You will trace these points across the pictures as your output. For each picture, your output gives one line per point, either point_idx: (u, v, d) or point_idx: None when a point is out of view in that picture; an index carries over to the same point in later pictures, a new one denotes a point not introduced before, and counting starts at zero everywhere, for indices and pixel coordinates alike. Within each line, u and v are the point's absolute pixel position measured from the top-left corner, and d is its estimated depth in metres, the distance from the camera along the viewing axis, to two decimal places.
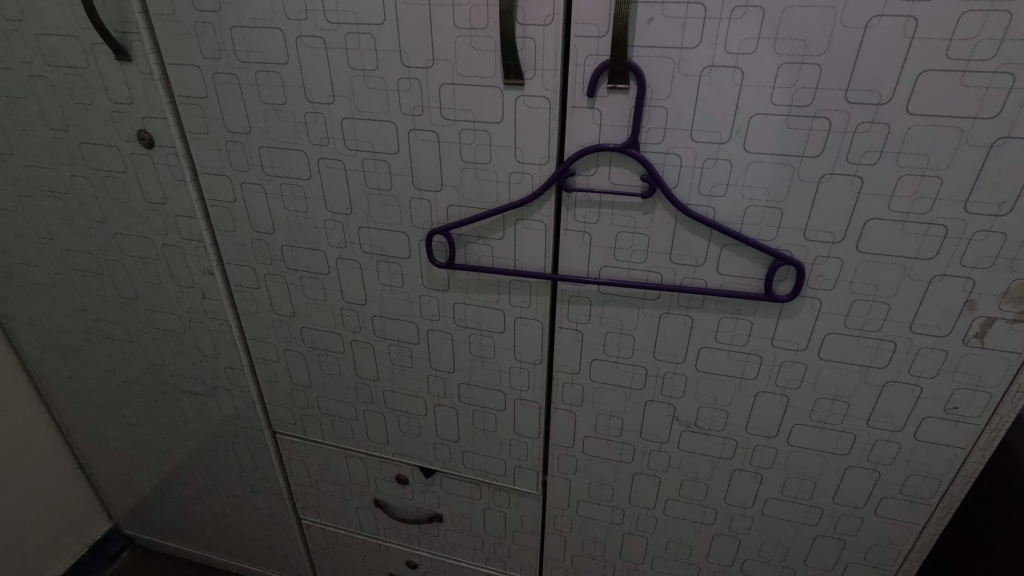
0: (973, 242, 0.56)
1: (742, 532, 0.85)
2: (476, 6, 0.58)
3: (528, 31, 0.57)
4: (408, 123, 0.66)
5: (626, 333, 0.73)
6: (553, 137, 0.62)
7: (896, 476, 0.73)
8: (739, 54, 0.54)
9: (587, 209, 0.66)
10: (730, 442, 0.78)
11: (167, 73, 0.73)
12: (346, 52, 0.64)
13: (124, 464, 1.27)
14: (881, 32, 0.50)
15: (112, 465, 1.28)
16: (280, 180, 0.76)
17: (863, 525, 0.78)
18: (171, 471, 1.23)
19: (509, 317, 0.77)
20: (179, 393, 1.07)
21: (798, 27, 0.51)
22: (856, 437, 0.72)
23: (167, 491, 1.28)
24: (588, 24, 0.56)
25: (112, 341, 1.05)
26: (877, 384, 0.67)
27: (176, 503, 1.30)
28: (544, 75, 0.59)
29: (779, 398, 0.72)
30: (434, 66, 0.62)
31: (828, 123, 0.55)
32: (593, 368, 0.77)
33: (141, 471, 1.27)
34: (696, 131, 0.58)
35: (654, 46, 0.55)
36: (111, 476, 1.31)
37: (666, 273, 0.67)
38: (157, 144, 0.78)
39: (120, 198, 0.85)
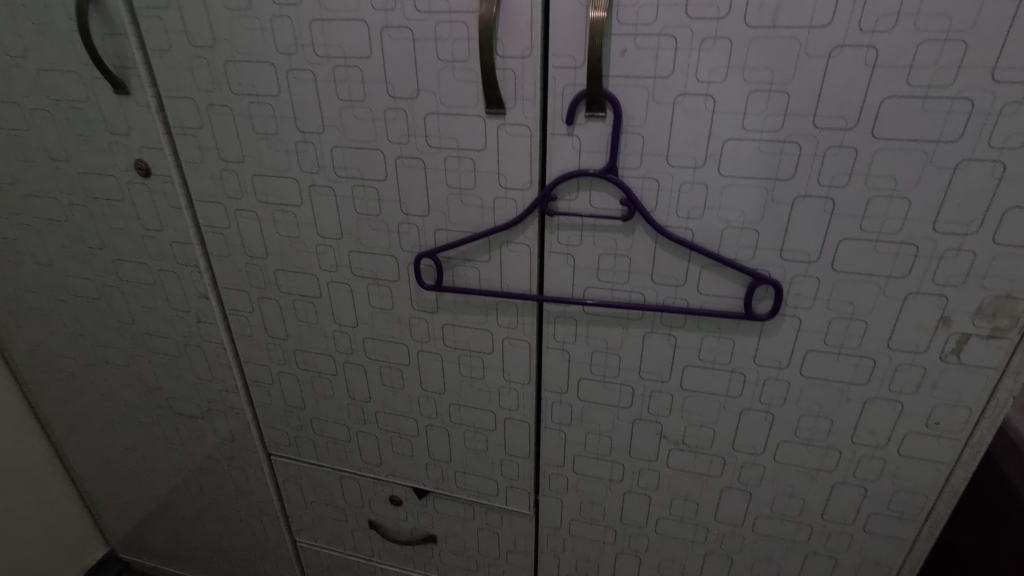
0: (944, 260, 0.58)
1: (734, 551, 0.85)
2: (457, 40, 0.60)
3: (508, 63, 0.60)
4: (396, 151, 0.68)
5: (612, 352, 0.74)
6: (534, 163, 0.64)
7: (883, 492, 0.73)
8: (710, 82, 0.56)
9: (569, 231, 0.67)
10: (718, 460, 0.78)
11: (164, 105, 0.75)
12: (335, 84, 0.67)
13: (120, 488, 1.27)
14: (844, 61, 0.52)
15: (108, 489, 1.29)
16: (273, 207, 0.78)
17: (853, 542, 0.78)
18: (167, 495, 1.24)
19: (497, 337, 0.78)
20: (175, 416, 1.08)
21: (765, 56, 0.54)
22: (842, 453, 0.72)
23: (163, 515, 1.29)
24: (565, 56, 0.58)
25: (109, 365, 1.06)
26: (859, 401, 0.68)
27: (172, 526, 1.30)
28: (524, 104, 0.61)
29: (764, 415, 0.72)
30: (419, 96, 0.64)
31: (798, 147, 0.56)
32: (580, 387, 0.78)
33: (138, 494, 1.27)
34: (671, 156, 0.60)
35: (628, 75, 0.57)
36: (108, 500, 1.31)
37: (648, 294, 0.69)
38: (154, 173, 0.80)
39: (117, 226, 0.87)
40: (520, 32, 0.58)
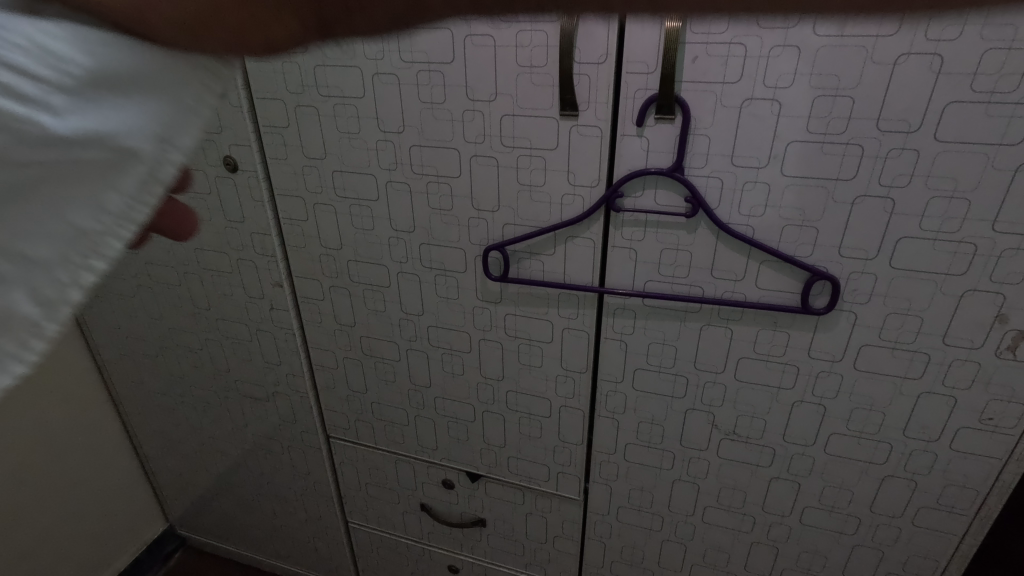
0: (1002, 259, 0.60)
1: (780, 541, 0.88)
2: (536, 47, 0.65)
3: (583, 68, 0.64)
4: (471, 149, 0.73)
5: (668, 344, 0.78)
6: (603, 161, 0.68)
7: (933, 486, 0.75)
8: (777, 87, 0.59)
9: (633, 227, 0.71)
10: (769, 450, 0.81)
11: (255, 106, 0.81)
12: (417, 87, 0.72)
13: (184, 466, 1.35)
14: (909, 67, 0.55)
15: (173, 468, 1.37)
16: (350, 201, 0.84)
17: (901, 535, 0.80)
18: (228, 474, 1.31)
19: (557, 327, 0.82)
20: (241, 398, 1.15)
21: (831, 63, 0.57)
22: (892, 446, 0.74)
23: (223, 493, 1.36)
24: (638, 62, 0.62)
25: (183, 348, 1.13)
26: (912, 394, 0.70)
27: (230, 504, 1.37)
28: (597, 107, 0.66)
29: (816, 407, 0.75)
30: (496, 99, 0.69)
31: (860, 149, 0.60)
32: (635, 377, 0.82)
33: (200, 473, 1.34)
34: (736, 156, 0.64)
35: (698, 81, 0.61)
36: (172, 478, 1.39)
37: (707, 287, 0.72)
38: (241, 169, 0.87)
39: (203, 217, 0.94)
40: (596, 40, 0.62)
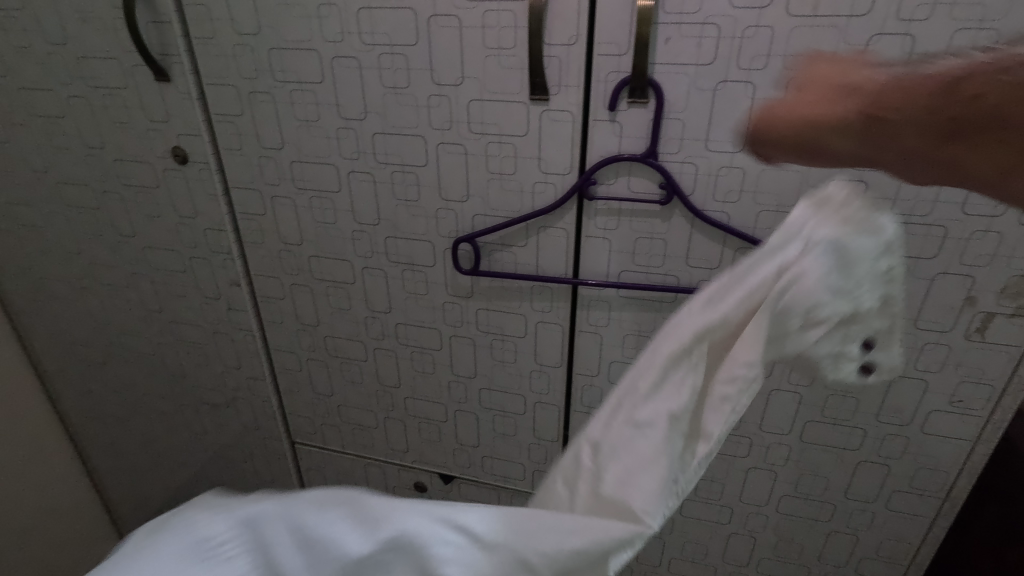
0: (971, 241, 0.60)
1: (757, 531, 0.87)
2: (504, 28, 0.62)
3: (553, 50, 0.62)
4: (437, 137, 0.70)
5: (644, 335, 0.76)
6: (576, 148, 0.66)
7: (906, 470, 0.76)
8: (751, 69, 0.58)
9: (607, 216, 0.69)
10: (745, 441, 0.80)
11: (205, 92, 0.76)
12: (379, 71, 0.68)
13: (136, 482, 1.26)
14: (882, 48, 0.55)
15: (125, 483, 1.28)
16: (310, 194, 0.79)
17: (875, 520, 0.81)
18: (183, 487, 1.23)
19: (530, 321, 0.80)
20: (199, 404, 1.08)
21: (804, 44, 0.56)
22: (866, 432, 0.75)
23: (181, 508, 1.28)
24: (609, 44, 0.60)
25: (134, 354, 1.06)
26: (885, 380, 0.70)
27: None
28: (568, 91, 0.63)
29: (792, 395, 0.75)
30: (463, 83, 0.66)
31: None
32: (611, 370, 0.80)
33: (155, 486, 1.26)
34: (710, 140, 0.62)
35: (672, 63, 0.60)
36: (122, 494, 1.30)
37: (681, 276, 0.71)
38: (190, 161, 0.81)
39: (152, 213, 0.88)
40: (567, 20, 0.60)
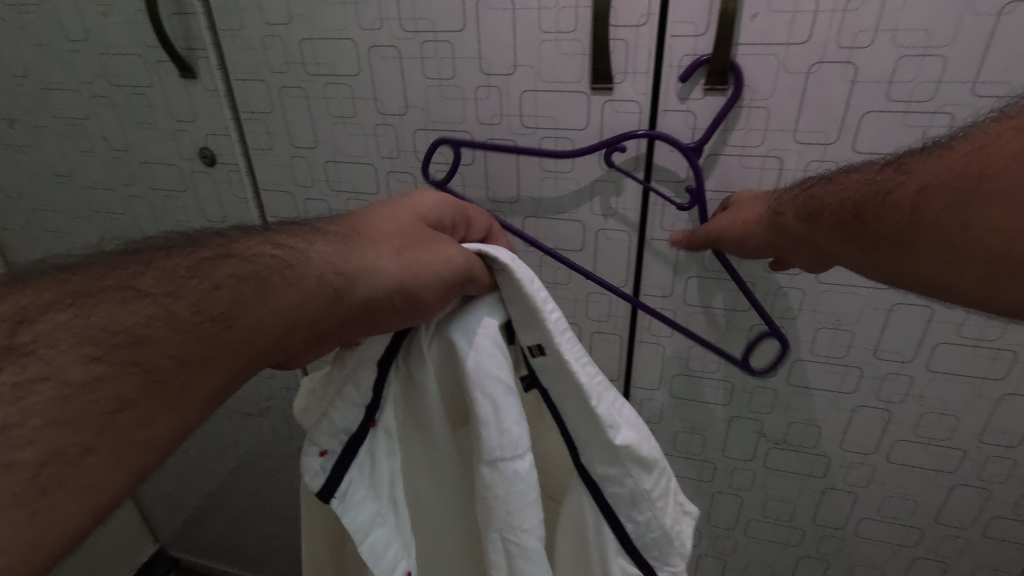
0: None
1: (831, 554, 0.80)
2: (564, 8, 0.55)
3: (620, 32, 0.54)
4: (485, 132, 0.64)
5: (712, 346, 0.69)
6: (642, 142, 0.59)
7: (1008, 495, 0.68)
8: (853, 48, 0.50)
9: (675, 216, 0.62)
10: (822, 460, 0.73)
11: (232, 89, 0.70)
12: (422, 61, 0.62)
13: (161, 501, 1.18)
14: (1017, 19, 0.46)
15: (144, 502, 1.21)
16: (346, 196, 0.74)
17: (967, 548, 0.73)
18: (207, 505, 1.16)
19: (584, 331, 0.73)
20: (228, 415, 1.03)
21: (920, 17, 0.48)
22: (965, 454, 0.67)
23: (202, 529, 1.21)
24: (686, 22, 0.52)
25: None
26: (991, 398, 0.63)
27: (217, 533, 1.20)
28: (635, 77, 0.56)
29: (879, 412, 0.67)
30: (516, 72, 0.59)
31: (950, 118, 0.51)
32: (673, 384, 0.73)
33: (174, 506, 1.19)
34: (799, 131, 0.55)
35: (758, 42, 0.52)
36: (146, 514, 1.21)
37: (759, 283, 0.63)
38: (218, 162, 0.76)
39: (180, 217, 0.83)
40: None
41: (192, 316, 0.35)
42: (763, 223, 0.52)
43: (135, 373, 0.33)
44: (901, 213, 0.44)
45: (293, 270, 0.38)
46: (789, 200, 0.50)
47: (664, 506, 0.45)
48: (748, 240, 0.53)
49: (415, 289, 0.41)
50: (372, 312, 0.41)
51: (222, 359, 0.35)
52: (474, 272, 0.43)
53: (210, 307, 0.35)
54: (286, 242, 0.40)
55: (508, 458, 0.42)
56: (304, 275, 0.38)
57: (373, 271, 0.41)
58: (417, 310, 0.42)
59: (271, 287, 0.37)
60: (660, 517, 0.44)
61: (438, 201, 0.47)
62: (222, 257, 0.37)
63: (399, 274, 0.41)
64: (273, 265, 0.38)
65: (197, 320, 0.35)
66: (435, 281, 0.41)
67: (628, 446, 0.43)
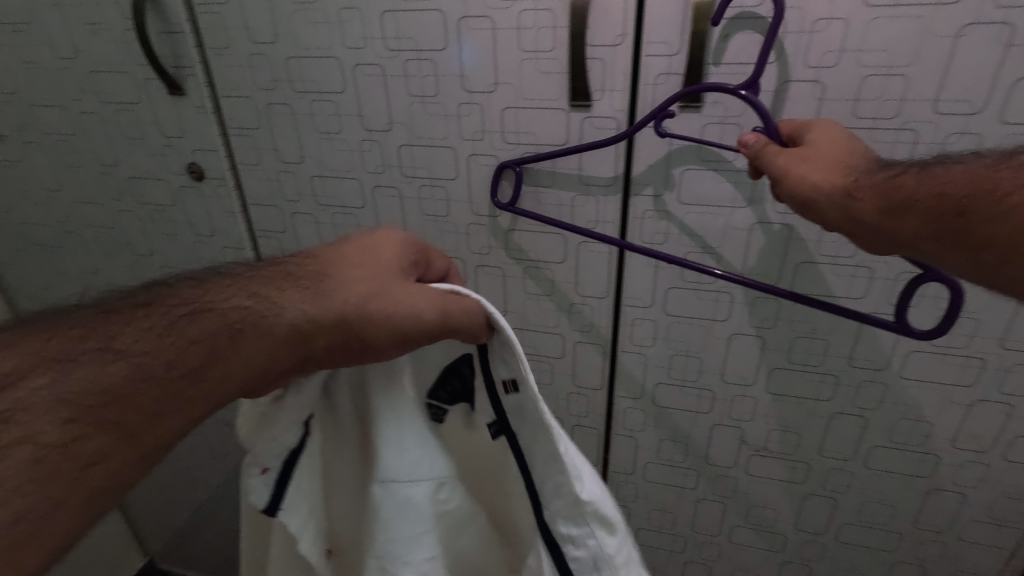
0: None
1: (814, 559, 0.82)
2: (542, 29, 0.57)
3: (596, 52, 0.56)
4: (468, 147, 0.65)
5: (693, 355, 0.70)
6: (620, 157, 0.61)
7: (982, 499, 0.69)
8: (820, 67, 0.52)
9: (654, 229, 0.64)
10: (802, 466, 0.74)
11: (220, 106, 0.72)
12: (405, 79, 0.63)
13: (150, 513, 1.18)
14: (974, 40, 0.48)
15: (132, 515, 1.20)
16: (333, 210, 0.75)
17: (945, 551, 0.75)
18: (196, 517, 1.16)
19: (568, 341, 0.74)
20: (218, 427, 1.03)
21: (882, 38, 0.50)
22: (939, 459, 0.68)
23: (191, 542, 1.20)
24: (660, 43, 0.54)
25: None
26: (963, 404, 0.64)
27: (206, 546, 1.20)
28: (612, 95, 0.58)
29: (856, 419, 0.69)
30: (497, 90, 0.61)
31: (915, 135, 0.53)
32: (655, 393, 0.74)
33: (162, 518, 1.18)
34: None
35: (730, 62, 0.54)
36: (134, 526, 1.21)
37: (737, 294, 0.65)
38: (206, 177, 0.77)
39: (168, 230, 0.84)
40: (612, 19, 0.54)
41: (170, 374, 0.35)
42: (839, 191, 0.45)
43: (111, 430, 0.33)
44: (1002, 225, 0.39)
45: (261, 320, 0.38)
46: (872, 182, 0.44)
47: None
48: (811, 203, 0.46)
49: (371, 335, 0.40)
50: (334, 359, 0.41)
51: (205, 408, 0.37)
52: (449, 321, 0.41)
53: (185, 363, 0.36)
54: (252, 287, 0.40)
55: (403, 482, 0.44)
56: (275, 326, 0.39)
57: (329, 316, 0.40)
58: (374, 356, 0.41)
59: (241, 341, 0.38)
60: None
61: (406, 243, 0.45)
62: (194, 314, 0.37)
63: (354, 321, 0.40)
64: (247, 320, 0.38)
65: (169, 377, 0.35)
66: (392, 330, 0.41)
67: (593, 502, 0.42)
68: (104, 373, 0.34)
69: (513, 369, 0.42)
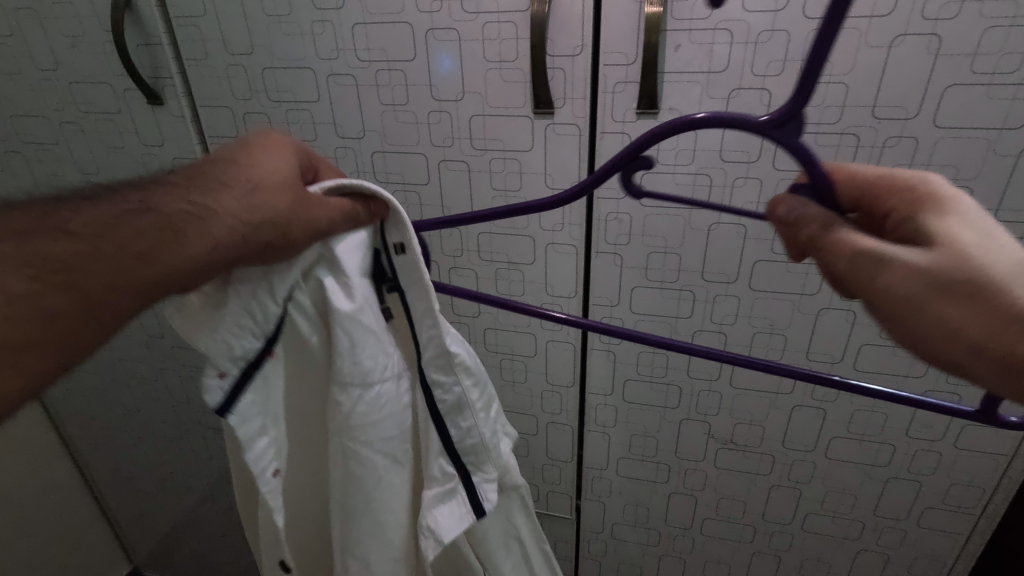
0: None
1: (782, 549, 0.84)
2: (505, 40, 0.59)
3: (557, 61, 0.59)
4: (439, 153, 0.68)
5: (659, 352, 0.73)
6: (583, 160, 0.63)
7: (938, 486, 0.72)
8: (766, 76, 0.55)
9: (618, 230, 0.66)
10: (767, 458, 0.77)
11: (199, 115, 0.74)
12: (377, 88, 0.66)
13: (134, 520, 1.18)
14: (905, 50, 0.51)
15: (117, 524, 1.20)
16: None
17: (906, 538, 0.77)
18: (180, 523, 1.17)
19: (540, 340, 0.76)
20: (201, 431, 1.04)
21: None
22: (895, 448, 0.71)
23: (176, 550, 1.20)
24: (617, 53, 0.57)
25: (133, 383, 1.02)
26: (914, 394, 0.67)
27: (191, 553, 1.20)
28: (574, 103, 0.61)
29: (816, 411, 0.72)
30: (464, 98, 0.63)
31: (856, 138, 0.56)
32: (625, 389, 0.77)
33: (146, 525, 1.19)
34: (725, 151, 0.59)
35: (682, 71, 0.57)
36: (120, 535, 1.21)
37: (698, 292, 0.68)
38: None
39: None
40: (571, 30, 0.57)
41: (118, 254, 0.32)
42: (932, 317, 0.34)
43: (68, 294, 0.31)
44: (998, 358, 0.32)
45: (203, 218, 0.35)
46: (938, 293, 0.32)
47: (487, 418, 0.45)
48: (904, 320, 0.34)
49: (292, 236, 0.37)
50: (258, 256, 0.37)
51: (154, 296, 0.34)
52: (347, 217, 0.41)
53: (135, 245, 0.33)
54: (191, 187, 0.35)
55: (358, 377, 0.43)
56: (211, 226, 0.35)
57: (266, 217, 0.36)
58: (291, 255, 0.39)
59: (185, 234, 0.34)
60: (483, 430, 0.45)
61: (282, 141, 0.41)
62: (141, 210, 0.33)
63: (282, 222, 0.37)
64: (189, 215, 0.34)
65: (124, 257, 0.32)
66: (314, 230, 0.38)
67: (460, 355, 0.44)
68: (54, 252, 0.31)
69: (399, 233, 0.43)
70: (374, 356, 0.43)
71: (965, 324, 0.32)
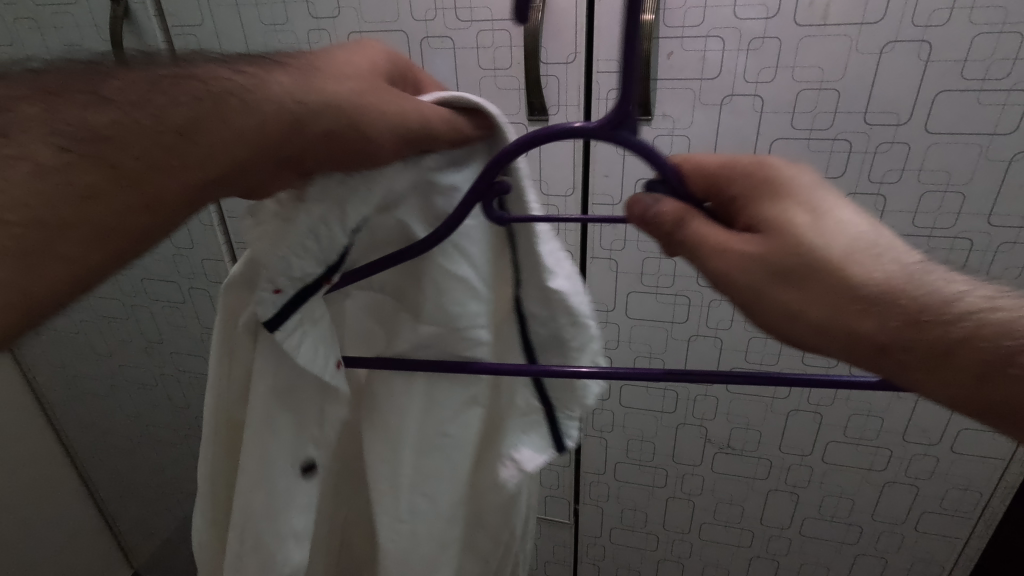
0: (998, 254, 0.58)
1: (780, 554, 0.84)
2: (498, 48, 0.60)
3: (551, 69, 0.59)
4: None
5: (656, 356, 0.73)
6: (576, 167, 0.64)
7: (935, 491, 0.72)
8: (759, 82, 0.55)
9: (613, 236, 0.67)
10: (764, 463, 0.77)
11: None
12: None
13: (134, 526, 1.19)
14: (896, 57, 0.52)
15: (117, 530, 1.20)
16: None
17: (904, 542, 0.77)
18: (180, 529, 1.17)
19: None
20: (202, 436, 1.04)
21: (814, 55, 0.53)
22: (892, 452, 0.71)
23: (175, 555, 1.20)
24: (610, 60, 0.57)
25: (133, 388, 1.03)
26: (910, 398, 0.67)
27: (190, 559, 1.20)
28: (567, 110, 0.61)
29: (812, 415, 0.72)
30: None
31: (848, 144, 0.56)
32: (622, 394, 0.77)
33: (147, 530, 1.19)
34: None
35: (675, 78, 0.57)
36: (120, 542, 1.20)
37: (693, 297, 0.68)
38: None
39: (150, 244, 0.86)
40: (564, 38, 0.57)
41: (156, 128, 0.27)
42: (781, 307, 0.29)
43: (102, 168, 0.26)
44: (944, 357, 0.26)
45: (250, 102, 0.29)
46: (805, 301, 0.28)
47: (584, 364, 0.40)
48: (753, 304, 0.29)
49: (368, 128, 0.32)
50: (331, 158, 0.31)
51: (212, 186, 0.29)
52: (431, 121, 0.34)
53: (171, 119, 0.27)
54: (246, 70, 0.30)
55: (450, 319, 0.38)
56: (261, 103, 0.29)
57: (330, 103, 0.31)
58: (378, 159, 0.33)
59: (227, 111, 0.28)
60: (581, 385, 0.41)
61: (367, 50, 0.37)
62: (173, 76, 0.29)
63: (350, 112, 0.31)
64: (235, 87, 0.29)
65: (162, 131, 0.27)
66: (398, 123, 0.33)
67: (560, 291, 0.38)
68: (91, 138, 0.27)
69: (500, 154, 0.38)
70: (462, 302, 0.37)
71: (806, 306, 0.28)
